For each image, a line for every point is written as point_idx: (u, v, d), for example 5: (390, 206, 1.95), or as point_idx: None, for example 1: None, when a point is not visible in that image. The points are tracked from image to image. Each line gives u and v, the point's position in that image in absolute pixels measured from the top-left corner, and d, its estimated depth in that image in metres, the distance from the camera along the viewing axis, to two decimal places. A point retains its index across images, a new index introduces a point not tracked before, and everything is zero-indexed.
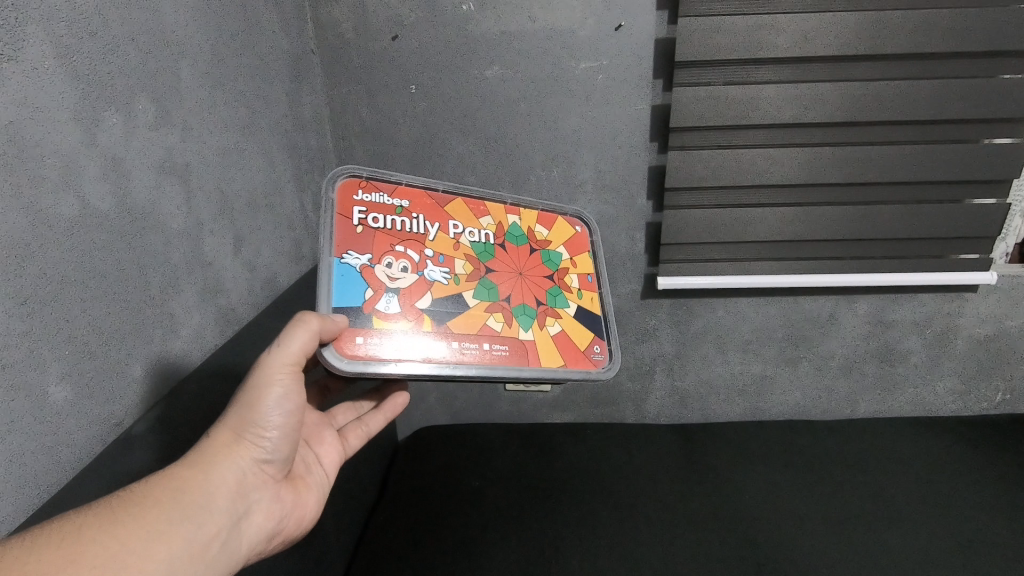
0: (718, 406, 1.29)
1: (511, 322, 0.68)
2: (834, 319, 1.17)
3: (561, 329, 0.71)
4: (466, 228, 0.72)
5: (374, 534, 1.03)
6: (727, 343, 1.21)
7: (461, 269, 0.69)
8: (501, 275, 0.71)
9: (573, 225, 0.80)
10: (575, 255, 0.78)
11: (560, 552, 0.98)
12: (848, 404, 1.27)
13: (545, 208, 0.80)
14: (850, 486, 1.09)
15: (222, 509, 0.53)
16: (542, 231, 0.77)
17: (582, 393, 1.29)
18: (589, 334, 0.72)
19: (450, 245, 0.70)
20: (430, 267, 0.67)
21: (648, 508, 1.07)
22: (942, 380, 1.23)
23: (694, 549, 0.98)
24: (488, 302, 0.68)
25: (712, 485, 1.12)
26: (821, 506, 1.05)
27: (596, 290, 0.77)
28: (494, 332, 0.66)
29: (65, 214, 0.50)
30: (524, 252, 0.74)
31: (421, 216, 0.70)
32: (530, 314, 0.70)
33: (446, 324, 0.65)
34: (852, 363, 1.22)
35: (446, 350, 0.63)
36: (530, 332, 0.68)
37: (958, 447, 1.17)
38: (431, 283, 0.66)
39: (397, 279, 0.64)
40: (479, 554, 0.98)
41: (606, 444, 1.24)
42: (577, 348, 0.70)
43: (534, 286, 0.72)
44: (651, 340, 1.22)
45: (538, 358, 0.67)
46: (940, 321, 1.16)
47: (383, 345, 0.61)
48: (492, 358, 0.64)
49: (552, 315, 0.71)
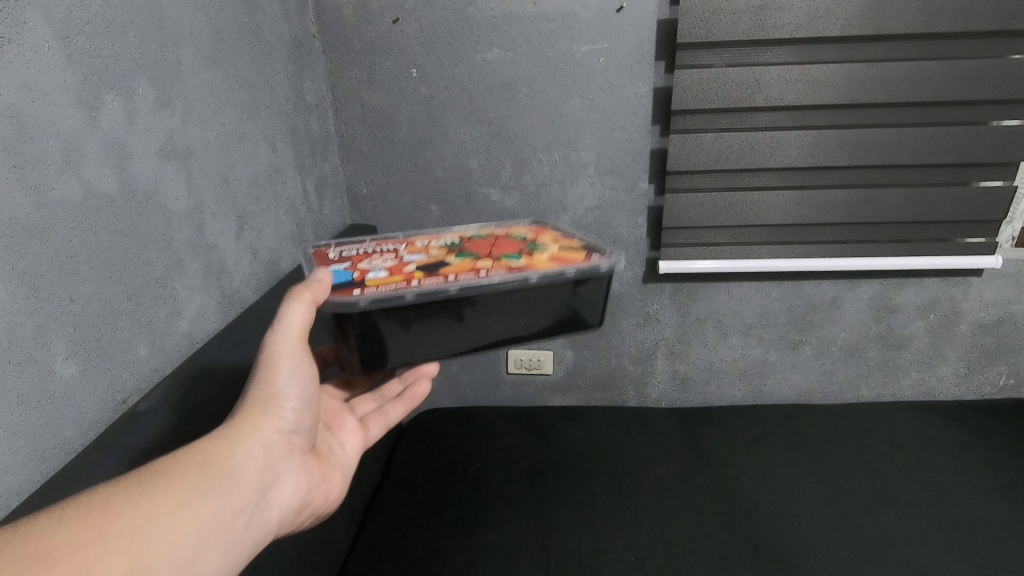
0: (720, 390, 1.29)
1: (499, 259, 0.69)
2: (837, 303, 1.17)
3: (550, 254, 0.72)
4: (432, 240, 0.80)
5: (379, 514, 1.04)
6: (729, 327, 1.21)
7: (436, 251, 0.73)
8: (475, 247, 0.75)
9: (527, 226, 0.88)
10: (539, 232, 0.84)
11: (560, 531, 0.99)
12: (850, 388, 1.28)
13: (500, 226, 0.90)
14: (848, 470, 1.10)
15: (249, 480, 0.52)
16: (500, 230, 0.85)
17: (584, 376, 1.30)
18: (578, 251, 0.73)
19: (422, 247, 0.76)
20: (407, 255, 0.72)
21: (648, 490, 1.08)
22: (945, 364, 1.23)
23: (690, 529, 0.99)
24: (472, 257, 0.70)
25: (711, 468, 1.13)
26: (820, 490, 1.06)
27: (571, 239, 0.80)
28: (486, 264, 0.67)
29: (67, 196, 0.50)
30: (491, 238, 0.80)
31: (387, 243, 0.78)
32: (516, 253, 0.71)
33: (437, 270, 0.66)
34: (856, 347, 1.22)
35: (443, 278, 0.63)
36: (517, 262, 0.69)
37: (958, 431, 1.17)
38: (411, 260, 0.70)
39: (379, 264, 0.68)
40: (481, 532, 0.99)
41: (608, 427, 1.25)
42: (571, 258, 0.70)
43: (510, 244, 0.76)
44: (653, 325, 1.22)
45: (536, 267, 0.67)
46: (945, 305, 1.16)
47: (379, 288, 0.61)
48: (491, 275, 0.64)
49: (536, 251, 0.73)
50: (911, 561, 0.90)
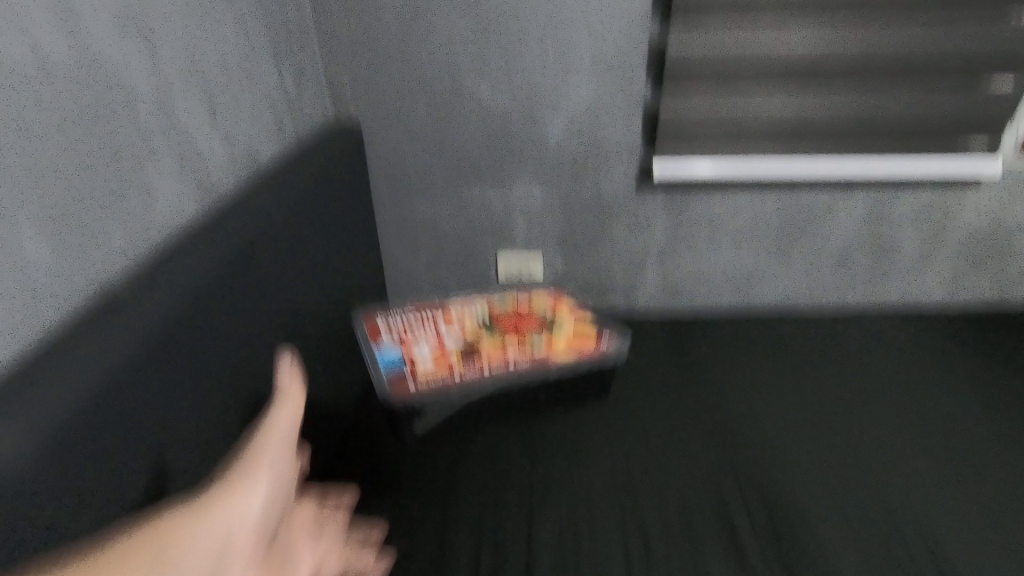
0: (709, 293, 1.25)
1: (524, 350, 0.97)
2: (830, 211, 1.15)
3: (566, 338, 1.00)
4: (463, 312, 1.04)
5: (363, 410, 0.98)
6: (720, 233, 1.18)
7: (467, 333, 1.00)
8: (504, 337, 0.99)
9: (537, 313, 1.07)
10: (553, 312, 1.07)
11: (549, 417, 0.94)
12: (838, 299, 1.26)
13: (515, 302, 1.08)
14: (834, 369, 1.07)
15: (248, 532, 0.44)
16: (518, 305, 1.08)
17: (573, 281, 1.24)
18: (589, 337, 1.01)
19: (458, 323, 1.02)
20: (445, 336, 0.98)
21: (634, 385, 1.03)
22: (932, 272, 1.22)
23: (673, 421, 0.95)
24: (499, 348, 0.97)
25: (697, 364, 1.08)
26: (806, 388, 1.02)
27: (583, 324, 1.04)
28: (515, 358, 0.95)
29: (17, 55, 0.47)
30: (512, 321, 1.03)
31: (429, 318, 1.02)
32: (539, 339, 1.00)
33: (476, 363, 0.93)
34: (846, 257, 1.20)
35: (482, 373, 0.91)
36: (518, 357, 0.95)
37: (943, 333, 1.15)
38: (451, 346, 0.96)
39: (427, 352, 0.95)
40: (465, 416, 0.93)
41: (594, 324, 1.19)
42: (586, 347, 0.99)
43: (531, 327, 1.03)
44: (644, 229, 1.18)
45: (555, 357, 0.96)
46: (938, 212, 1.15)
47: (430, 384, 0.89)
48: (516, 369, 0.93)
49: (554, 336, 1.00)
50: (891, 455, 0.89)
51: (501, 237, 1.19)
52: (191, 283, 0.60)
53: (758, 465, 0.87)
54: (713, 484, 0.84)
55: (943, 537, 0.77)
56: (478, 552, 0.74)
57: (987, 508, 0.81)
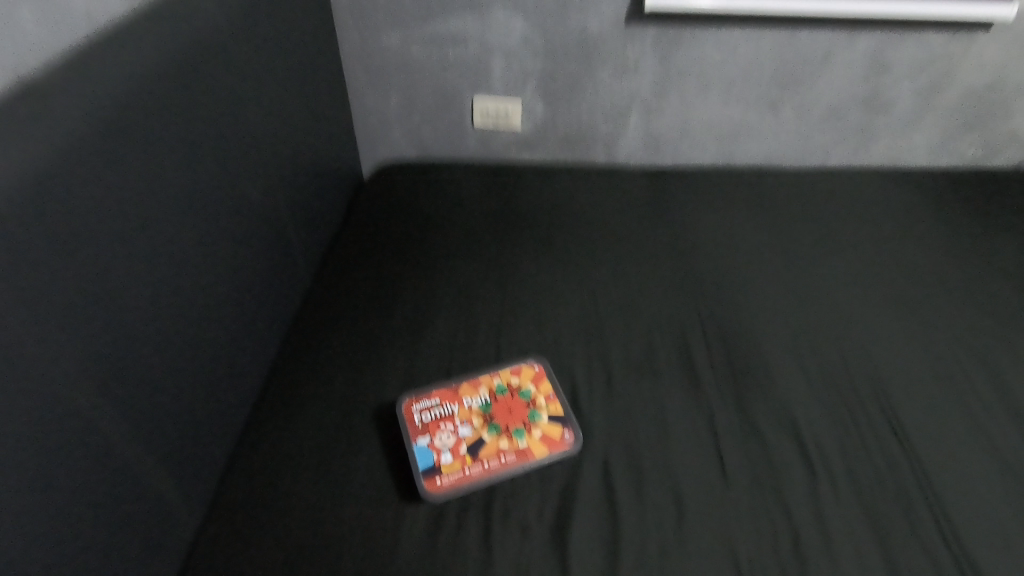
0: (690, 151, 1.22)
1: (509, 434, 0.71)
2: (830, 58, 1.08)
3: (545, 427, 0.72)
4: (466, 403, 0.74)
5: (339, 256, 0.98)
6: (711, 82, 1.11)
7: (470, 436, 0.71)
8: (499, 409, 0.74)
9: (531, 411, 0.73)
10: (547, 405, 0.74)
11: (521, 272, 0.95)
12: (822, 155, 1.23)
13: (513, 395, 0.75)
14: (804, 224, 1.06)
15: None
16: (511, 390, 0.76)
17: (553, 133, 1.19)
18: (560, 425, 0.72)
19: (466, 416, 0.73)
20: (445, 441, 0.70)
21: (607, 238, 1.02)
22: (922, 132, 1.18)
23: (642, 271, 0.96)
24: (500, 435, 0.71)
25: (670, 217, 1.08)
26: (773, 241, 1.02)
27: (556, 401, 0.75)
28: (511, 445, 0.70)
29: None
30: (509, 409, 0.74)
31: (425, 435, 0.70)
32: (523, 433, 0.71)
33: (477, 451, 0.69)
34: (837, 110, 1.15)
35: (483, 469, 0.68)
36: (546, 421, 0.73)
37: (917, 193, 1.14)
38: (458, 448, 0.69)
39: (442, 441, 0.70)
40: (440, 270, 0.95)
41: (572, 180, 1.17)
42: (556, 438, 0.71)
43: (519, 416, 0.73)
44: (631, 75, 1.10)
45: (544, 450, 0.69)
46: (941, 64, 1.09)
47: (450, 476, 0.67)
48: (510, 462, 0.68)
49: (537, 429, 0.72)
50: (852, 301, 0.91)
51: (478, 78, 1.11)
52: (128, 82, 0.55)
53: (720, 309, 0.89)
54: (675, 325, 0.87)
55: (891, 374, 0.79)
56: (448, 379, 0.78)
57: (937, 347, 0.83)
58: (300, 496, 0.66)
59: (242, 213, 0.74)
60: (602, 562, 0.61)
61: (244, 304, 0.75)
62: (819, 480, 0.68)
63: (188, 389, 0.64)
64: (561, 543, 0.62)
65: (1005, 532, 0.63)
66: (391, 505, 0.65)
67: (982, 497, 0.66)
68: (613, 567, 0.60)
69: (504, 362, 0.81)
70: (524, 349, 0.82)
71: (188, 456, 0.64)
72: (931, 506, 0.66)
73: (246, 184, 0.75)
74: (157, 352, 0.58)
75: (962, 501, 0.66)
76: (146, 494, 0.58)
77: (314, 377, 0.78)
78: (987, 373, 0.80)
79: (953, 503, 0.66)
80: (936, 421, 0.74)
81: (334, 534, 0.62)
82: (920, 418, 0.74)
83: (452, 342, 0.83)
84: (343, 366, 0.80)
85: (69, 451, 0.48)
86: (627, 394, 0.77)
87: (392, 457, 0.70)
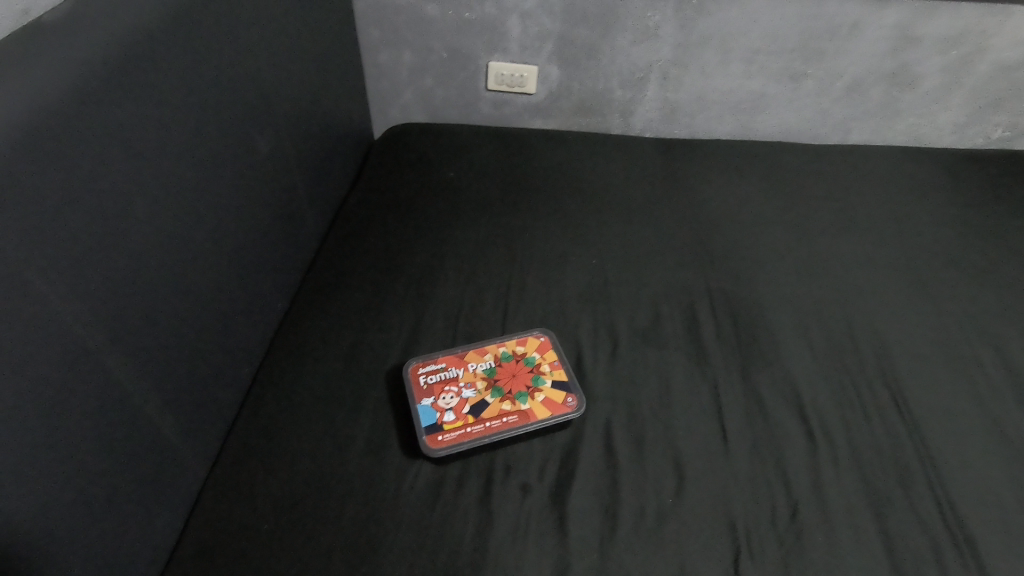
0: (707, 123, 1.20)
1: (512, 396, 0.71)
2: (857, 30, 1.04)
3: (548, 391, 0.72)
4: (471, 366, 0.74)
5: (348, 215, 0.97)
6: (733, 51, 1.08)
7: (474, 397, 0.71)
8: (503, 373, 0.74)
9: (535, 377, 0.73)
10: (551, 372, 0.74)
11: (531, 238, 0.94)
12: (841, 131, 1.20)
13: (518, 361, 0.75)
14: (819, 200, 1.05)
15: None
16: (516, 356, 0.75)
17: (568, 99, 1.17)
18: (563, 390, 0.72)
19: (470, 379, 0.73)
20: (450, 402, 0.70)
21: (620, 207, 1.01)
22: (947, 110, 1.15)
23: (654, 241, 0.95)
24: (503, 397, 0.71)
25: (685, 188, 1.06)
26: (789, 215, 1.01)
27: (561, 367, 0.75)
28: (513, 407, 0.70)
29: None
30: (513, 373, 0.74)
31: (429, 395, 0.70)
32: (525, 397, 0.71)
33: (480, 412, 0.69)
34: (861, 84, 1.12)
35: (485, 429, 0.68)
36: (550, 386, 0.73)
37: (938, 172, 1.11)
38: (462, 408, 0.69)
39: (447, 401, 0.70)
40: (450, 233, 0.94)
41: (587, 148, 1.15)
42: (558, 402, 0.71)
43: (523, 380, 0.73)
44: (651, 41, 1.07)
45: (546, 413, 0.69)
46: (973, 39, 1.05)
47: (453, 434, 0.67)
48: (512, 423, 0.68)
49: (540, 393, 0.72)
50: (863, 278, 0.89)
51: (494, 39, 1.09)
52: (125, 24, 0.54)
53: (729, 281, 0.88)
54: (683, 295, 0.86)
55: (900, 353, 0.79)
56: (452, 341, 0.79)
57: (947, 327, 0.82)
58: (305, 448, 0.66)
59: (251, 166, 0.74)
60: (599, 522, 0.62)
61: (253, 257, 0.75)
62: (820, 452, 0.68)
63: (197, 339, 0.64)
64: (560, 503, 0.63)
65: (1004, 510, 0.63)
66: (394, 460, 0.66)
67: (983, 475, 0.66)
68: (611, 527, 0.61)
69: (510, 326, 0.81)
70: (531, 314, 0.82)
71: (196, 406, 0.64)
72: (931, 482, 0.66)
73: (256, 137, 0.74)
74: (166, 301, 0.59)
75: (962, 479, 0.66)
76: (156, 438, 0.58)
77: (321, 334, 0.79)
78: (997, 354, 0.79)
79: (953, 480, 0.66)
80: (941, 399, 0.73)
81: (337, 485, 0.63)
82: (926, 396, 0.74)
83: (459, 304, 0.83)
84: (350, 324, 0.80)
85: (78, 391, 0.48)
86: (631, 361, 0.77)
87: (396, 413, 0.70)
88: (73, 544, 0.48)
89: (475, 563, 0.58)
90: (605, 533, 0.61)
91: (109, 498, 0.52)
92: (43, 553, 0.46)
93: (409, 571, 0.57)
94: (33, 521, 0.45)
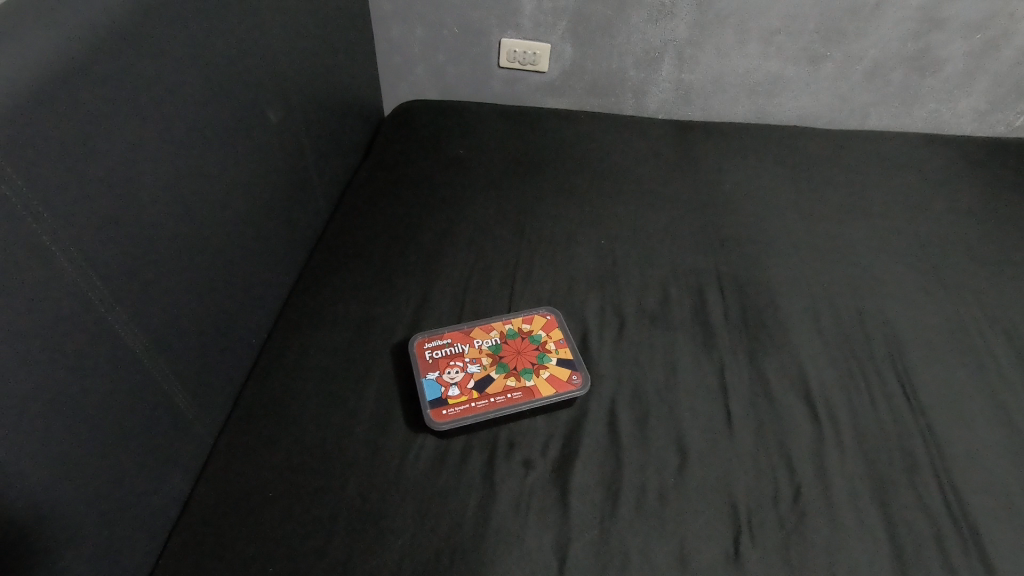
0: (722, 105, 1.18)
1: (517, 372, 0.71)
2: (880, 12, 1.02)
3: (552, 368, 0.72)
4: (477, 343, 0.74)
5: (357, 190, 0.97)
6: (750, 31, 1.06)
7: (480, 373, 0.71)
8: (509, 350, 0.73)
9: (542, 355, 0.73)
10: (557, 349, 0.74)
11: (539, 217, 0.94)
12: (859, 115, 1.18)
13: (525, 338, 0.75)
14: (833, 185, 1.03)
15: None
16: (523, 334, 0.75)
17: (581, 78, 1.16)
18: (568, 368, 0.72)
19: (476, 355, 0.73)
20: (455, 377, 0.70)
21: (629, 187, 1.00)
22: (969, 96, 1.13)
23: (663, 222, 0.94)
24: (508, 373, 0.71)
25: (696, 170, 1.05)
26: (802, 199, 1.00)
27: (566, 345, 0.75)
28: (517, 383, 0.70)
29: None
30: (519, 350, 0.74)
31: (435, 370, 0.70)
32: (529, 372, 0.71)
33: (485, 387, 0.69)
34: (882, 68, 1.09)
35: (490, 404, 0.68)
36: (555, 363, 0.72)
37: (956, 159, 1.09)
38: (467, 384, 0.70)
39: (452, 376, 0.70)
40: (458, 210, 0.94)
41: (598, 127, 1.14)
42: (563, 380, 0.71)
43: (528, 356, 0.73)
44: (667, 19, 1.05)
45: (550, 390, 0.69)
46: (999, 23, 1.02)
47: (458, 409, 0.67)
48: (516, 399, 0.69)
49: (544, 370, 0.72)
50: (875, 264, 0.88)
51: (507, 16, 1.07)
52: None
53: (738, 264, 0.87)
54: (692, 277, 0.85)
55: (909, 340, 0.78)
56: (459, 317, 0.79)
57: (959, 316, 0.81)
58: (309, 420, 0.67)
59: (262, 138, 0.74)
60: (601, 501, 0.62)
61: (261, 228, 0.75)
62: (825, 436, 0.68)
63: (204, 307, 0.65)
64: (562, 480, 0.63)
65: (1009, 500, 0.63)
66: (399, 432, 0.66)
67: (990, 466, 0.65)
68: (612, 505, 0.61)
69: (517, 303, 0.81)
70: (538, 292, 0.82)
71: (202, 376, 0.65)
72: (937, 472, 0.65)
73: (265, 107, 0.73)
74: (174, 272, 0.59)
75: (968, 467, 0.65)
76: (163, 409, 0.59)
77: (327, 309, 0.79)
78: (1009, 345, 0.77)
79: (960, 470, 0.65)
80: (951, 388, 0.72)
81: (339, 458, 0.64)
82: (934, 383, 0.73)
83: (465, 281, 0.83)
84: (357, 299, 0.80)
85: (86, 356, 0.49)
86: (638, 341, 0.77)
87: (401, 387, 0.71)
88: (80, 505, 0.49)
89: (476, 537, 0.59)
90: (606, 509, 0.61)
91: (117, 463, 0.53)
92: (50, 513, 0.47)
93: (411, 543, 0.58)
94: (40, 482, 0.45)
